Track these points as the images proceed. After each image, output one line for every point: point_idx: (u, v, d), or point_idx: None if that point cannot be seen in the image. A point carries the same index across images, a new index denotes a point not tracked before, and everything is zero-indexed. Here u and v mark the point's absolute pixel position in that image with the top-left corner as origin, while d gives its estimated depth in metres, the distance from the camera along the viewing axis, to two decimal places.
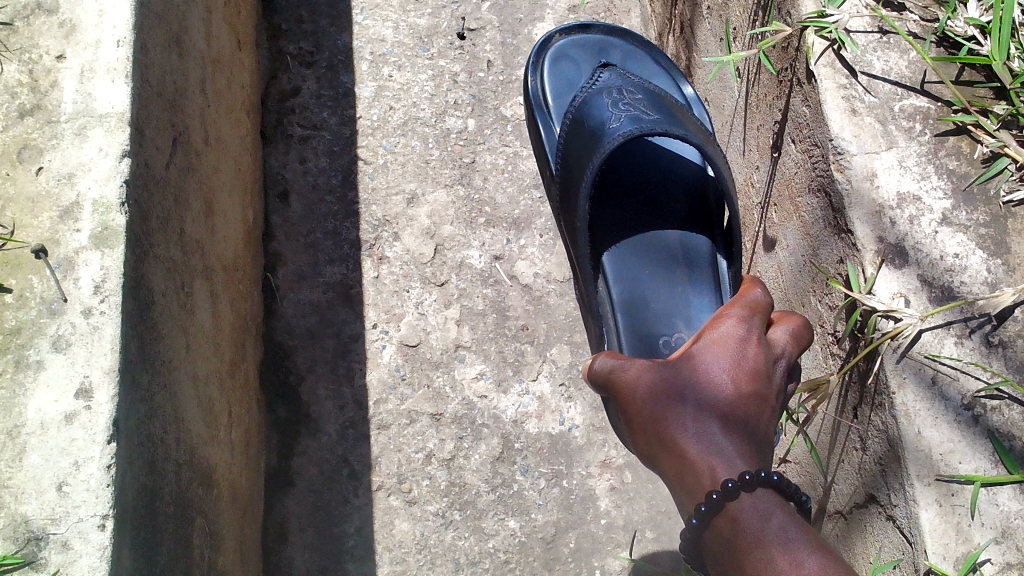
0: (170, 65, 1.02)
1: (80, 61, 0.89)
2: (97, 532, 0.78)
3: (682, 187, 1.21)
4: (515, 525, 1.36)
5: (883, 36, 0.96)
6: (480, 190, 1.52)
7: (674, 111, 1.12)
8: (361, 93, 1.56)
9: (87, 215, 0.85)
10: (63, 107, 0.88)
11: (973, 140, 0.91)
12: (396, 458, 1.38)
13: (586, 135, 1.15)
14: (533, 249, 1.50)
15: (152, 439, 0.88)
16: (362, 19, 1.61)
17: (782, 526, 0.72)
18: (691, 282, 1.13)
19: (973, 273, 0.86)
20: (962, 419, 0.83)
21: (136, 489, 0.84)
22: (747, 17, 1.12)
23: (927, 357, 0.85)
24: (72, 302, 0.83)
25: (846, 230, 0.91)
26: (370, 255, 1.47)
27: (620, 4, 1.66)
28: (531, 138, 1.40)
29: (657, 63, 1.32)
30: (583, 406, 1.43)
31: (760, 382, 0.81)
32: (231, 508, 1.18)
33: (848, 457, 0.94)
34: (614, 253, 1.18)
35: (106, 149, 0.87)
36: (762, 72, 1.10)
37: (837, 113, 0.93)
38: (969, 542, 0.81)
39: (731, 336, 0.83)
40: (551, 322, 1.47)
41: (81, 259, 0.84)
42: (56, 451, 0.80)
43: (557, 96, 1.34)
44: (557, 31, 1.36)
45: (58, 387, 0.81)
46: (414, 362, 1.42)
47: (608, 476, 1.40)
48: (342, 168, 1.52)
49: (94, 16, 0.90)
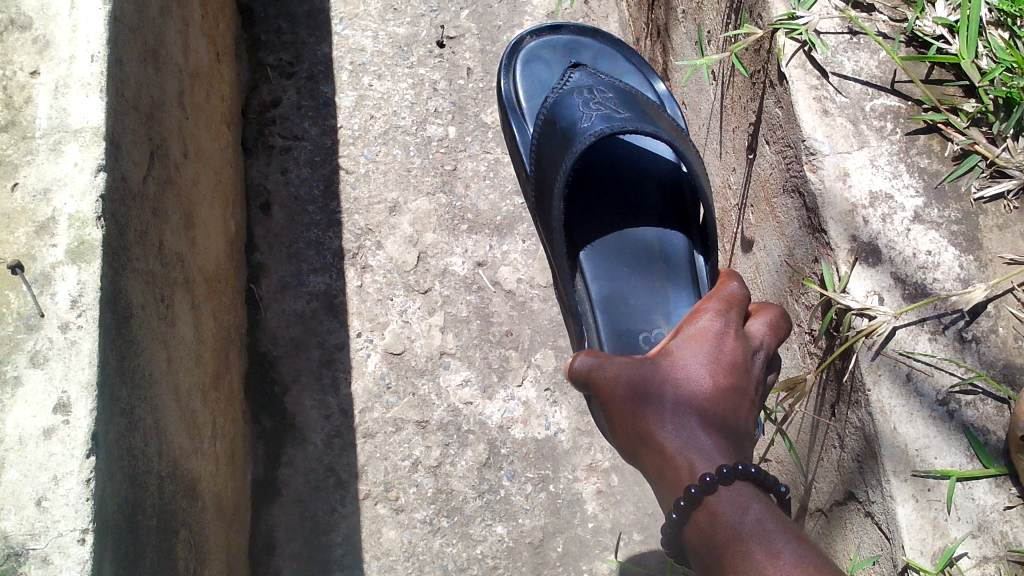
0: (146, 79, 1.02)
1: (54, 76, 0.90)
2: (77, 546, 0.78)
3: (657, 184, 1.22)
4: (503, 531, 1.36)
5: (852, 37, 0.97)
6: (462, 197, 1.52)
7: (645, 108, 1.13)
8: (342, 102, 1.57)
9: (63, 230, 0.85)
10: (38, 122, 0.89)
11: (943, 139, 0.92)
12: (383, 466, 1.39)
13: (558, 135, 1.15)
14: (515, 254, 1.50)
15: (132, 452, 0.88)
16: (341, 29, 1.62)
17: (759, 518, 0.72)
18: (669, 278, 1.13)
19: (946, 269, 0.87)
20: (938, 414, 0.84)
21: (116, 502, 0.84)
22: (720, 20, 1.13)
23: (902, 353, 0.85)
24: (49, 316, 0.83)
25: (820, 230, 0.92)
26: (353, 264, 1.48)
27: (598, 8, 1.66)
28: (508, 144, 1.40)
29: (629, 62, 1.33)
30: (569, 409, 1.43)
31: (738, 375, 0.82)
32: (217, 519, 1.18)
33: (827, 454, 0.95)
34: (591, 252, 1.19)
35: (82, 164, 0.87)
36: (736, 75, 1.11)
37: (808, 114, 0.94)
38: (945, 536, 0.81)
39: (708, 330, 0.84)
40: (535, 328, 1.47)
41: (58, 274, 0.84)
42: (35, 466, 0.80)
43: (531, 98, 1.34)
44: (529, 33, 1.36)
45: (36, 402, 0.81)
46: (399, 370, 1.43)
47: (595, 480, 1.40)
48: (324, 178, 1.52)
49: (68, 31, 0.90)
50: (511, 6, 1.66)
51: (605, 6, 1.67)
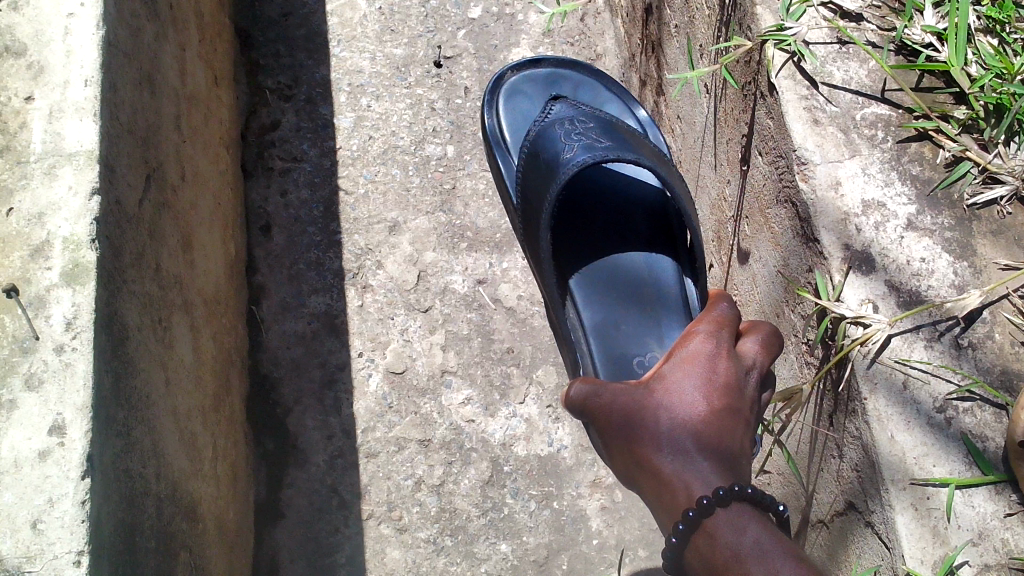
0: (142, 103, 1.03)
1: (48, 101, 0.91)
2: (73, 568, 0.78)
3: (644, 211, 1.22)
4: (507, 549, 1.36)
5: (842, 47, 0.98)
6: (461, 216, 1.52)
7: (626, 137, 1.13)
8: (341, 124, 1.58)
9: (58, 252, 0.86)
10: (33, 147, 0.89)
11: (935, 146, 0.92)
12: (386, 486, 1.38)
13: (542, 166, 1.16)
14: (515, 271, 1.50)
15: (129, 475, 0.88)
16: (339, 51, 1.63)
17: (758, 539, 0.72)
18: (660, 302, 1.13)
19: (940, 276, 0.87)
20: (936, 422, 0.83)
21: (113, 523, 0.84)
22: (712, 33, 1.13)
23: (897, 362, 0.85)
24: (44, 339, 0.84)
25: (813, 239, 0.92)
26: (353, 284, 1.48)
27: (594, 26, 1.68)
28: (494, 176, 1.39)
29: (609, 90, 1.33)
30: (571, 426, 1.42)
31: (732, 396, 0.81)
32: (218, 542, 1.17)
33: (827, 464, 0.95)
34: (582, 279, 1.18)
35: (76, 188, 0.87)
36: (728, 87, 1.11)
37: (799, 124, 0.94)
38: (946, 545, 0.80)
39: (700, 352, 0.83)
40: (536, 344, 1.46)
41: (53, 297, 0.85)
42: (30, 488, 0.80)
43: (515, 131, 1.34)
44: (510, 69, 1.37)
45: (31, 425, 0.82)
46: (401, 389, 1.43)
47: (599, 496, 1.39)
48: (324, 199, 1.53)
49: (62, 57, 0.92)
50: (507, 26, 1.67)
51: (600, 23, 1.68)
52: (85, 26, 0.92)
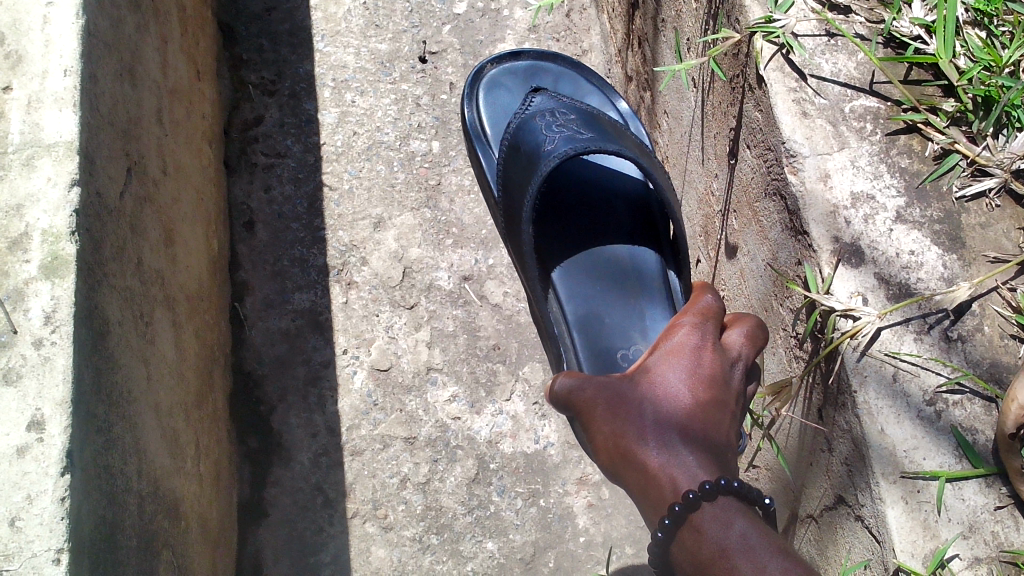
0: (123, 95, 1.01)
1: (27, 91, 0.89)
2: (52, 566, 0.77)
3: (625, 204, 1.21)
4: (492, 547, 1.34)
5: (830, 39, 0.97)
6: (446, 212, 1.51)
7: (608, 128, 1.12)
8: (325, 119, 1.56)
9: (36, 245, 0.84)
10: (11, 136, 0.88)
11: (924, 138, 0.92)
12: (371, 484, 1.37)
13: (523, 159, 1.15)
14: (501, 268, 1.49)
15: (110, 472, 0.87)
16: (323, 46, 1.61)
17: (745, 533, 0.71)
18: (643, 294, 1.12)
19: (929, 269, 0.86)
20: (925, 416, 0.83)
21: (93, 519, 0.83)
22: (699, 26, 1.13)
23: (887, 354, 0.85)
24: (22, 333, 0.82)
25: (802, 232, 0.91)
26: (338, 280, 1.46)
27: (580, 22, 1.67)
28: (474, 171, 1.38)
29: (590, 83, 1.33)
30: (558, 423, 1.41)
31: (717, 388, 0.80)
32: (201, 540, 1.16)
33: (817, 458, 0.95)
34: (565, 273, 1.18)
35: (55, 178, 0.86)
36: (715, 80, 1.11)
37: (787, 116, 0.94)
38: (936, 538, 0.80)
39: (685, 345, 0.82)
40: (522, 341, 1.45)
41: (31, 291, 0.83)
42: (9, 484, 0.79)
43: (495, 125, 1.33)
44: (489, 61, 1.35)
45: (9, 420, 0.80)
46: (386, 387, 1.41)
47: (585, 493, 1.38)
48: (308, 195, 1.51)
49: (40, 46, 0.90)
50: (493, 21, 1.66)
51: (586, 19, 1.67)
52: (65, 15, 0.91)
